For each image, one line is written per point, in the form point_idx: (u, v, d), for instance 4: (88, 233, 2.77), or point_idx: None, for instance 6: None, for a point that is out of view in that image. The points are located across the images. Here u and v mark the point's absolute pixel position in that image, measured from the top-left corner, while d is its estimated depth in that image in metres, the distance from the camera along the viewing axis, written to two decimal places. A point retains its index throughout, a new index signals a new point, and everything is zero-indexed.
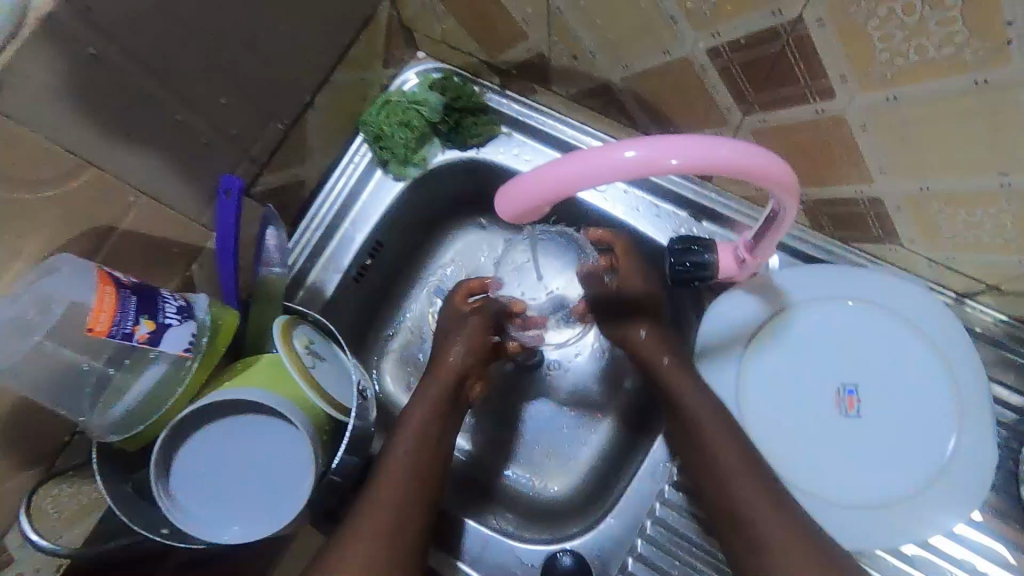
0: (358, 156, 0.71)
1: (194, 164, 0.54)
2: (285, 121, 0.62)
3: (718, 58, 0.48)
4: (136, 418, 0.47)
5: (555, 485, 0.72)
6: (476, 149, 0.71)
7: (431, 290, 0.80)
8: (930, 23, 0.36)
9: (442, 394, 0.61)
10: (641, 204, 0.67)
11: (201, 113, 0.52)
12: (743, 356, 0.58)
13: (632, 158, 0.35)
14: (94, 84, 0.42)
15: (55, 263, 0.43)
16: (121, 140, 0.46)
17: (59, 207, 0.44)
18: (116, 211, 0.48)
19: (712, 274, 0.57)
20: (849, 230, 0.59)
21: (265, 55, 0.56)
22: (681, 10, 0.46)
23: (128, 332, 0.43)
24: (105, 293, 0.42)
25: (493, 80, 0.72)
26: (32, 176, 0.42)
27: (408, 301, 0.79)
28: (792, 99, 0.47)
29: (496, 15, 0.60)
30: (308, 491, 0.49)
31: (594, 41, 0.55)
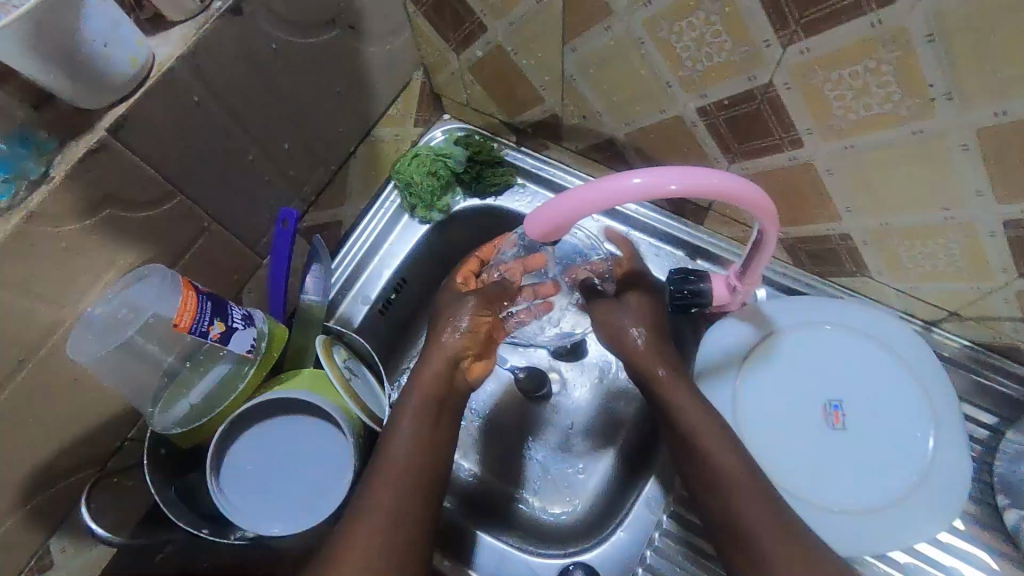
0: (389, 203, 0.80)
1: (258, 199, 0.62)
2: (331, 167, 0.71)
3: (706, 115, 0.58)
4: (196, 413, 0.53)
5: (563, 509, 0.74)
6: (494, 198, 0.80)
7: None
8: (872, 86, 0.46)
9: None
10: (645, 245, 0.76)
11: (268, 156, 0.61)
12: (739, 375, 0.65)
13: (639, 183, 0.44)
14: (194, 126, 0.51)
15: (145, 271, 0.50)
16: (206, 175, 0.55)
17: (152, 226, 0.52)
18: (191, 234, 0.56)
19: (707, 300, 0.65)
20: (826, 266, 0.67)
21: (321, 110, 0.65)
22: (675, 77, 0.56)
23: (204, 331, 0.50)
24: (188, 295, 0.49)
25: (511, 138, 0.82)
26: (137, 199, 0.49)
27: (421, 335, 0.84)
28: (769, 148, 0.57)
29: (517, 82, 0.70)
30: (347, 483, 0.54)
31: (601, 103, 0.65)
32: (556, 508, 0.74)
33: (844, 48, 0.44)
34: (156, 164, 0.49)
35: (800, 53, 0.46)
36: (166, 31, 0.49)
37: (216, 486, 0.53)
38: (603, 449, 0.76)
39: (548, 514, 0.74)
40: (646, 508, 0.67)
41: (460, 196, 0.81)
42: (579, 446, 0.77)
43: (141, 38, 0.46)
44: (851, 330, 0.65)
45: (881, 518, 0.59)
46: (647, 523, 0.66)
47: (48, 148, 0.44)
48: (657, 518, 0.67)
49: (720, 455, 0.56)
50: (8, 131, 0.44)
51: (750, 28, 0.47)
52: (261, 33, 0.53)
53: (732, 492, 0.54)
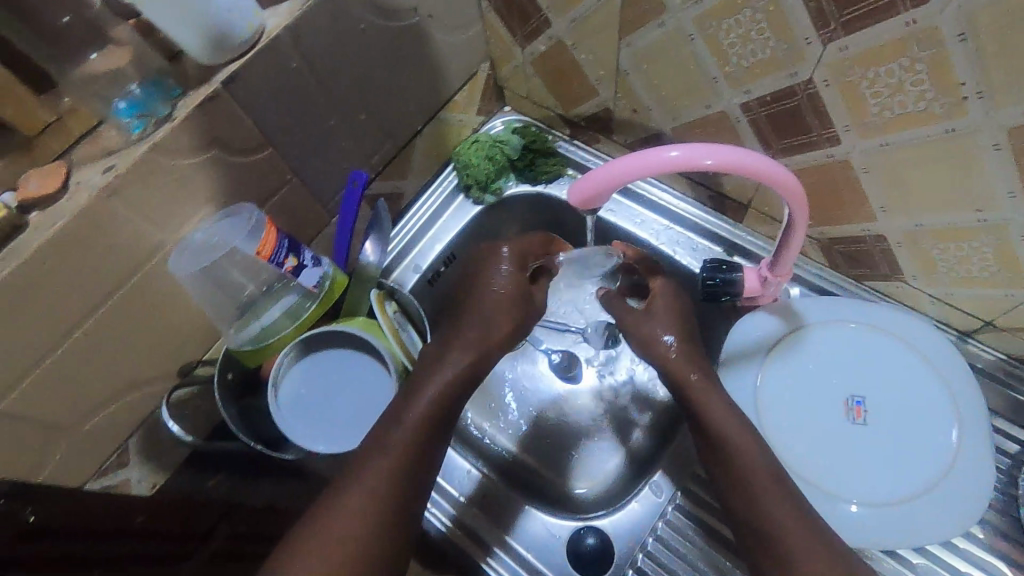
0: (447, 182, 0.88)
1: (334, 161, 0.69)
2: (399, 142, 0.79)
3: (749, 111, 0.61)
4: (262, 337, 0.61)
5: (578, 486, 0.78)
6: (544, 185, 0.86)
7: None
8: (906, 84, 0.48)
9: None
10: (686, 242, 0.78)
11: (347, 123, 0.68)
12: (763, 364, 0.67)
13: (676, 156, 0.48)
14: (290, 88, 0.59)
15: (237, 208, 0.59)
16: (294, 133, 0.62)
17: (245, 171, 0.60)
18: (275, 184, 0.64)
19: (739, 291, 0.68)
20: (861, 268, 0.69)
21: (396, 89, 0.73)
22: (721, 73, 0.60)
23: (280, 263, 0.57)
24: (270, 230, 0.57)
25: (564, 131, 0.88)
26: (236, 145, 0.57)
27: None
28: (808, 145, 0.60)
29: (575, 76, 0.76)
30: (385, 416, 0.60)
31: (651, 98, 0.70)
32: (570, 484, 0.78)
33: (880, 46, 0.47)
34: (255, 116, 0.57)
35: (839, 50, 0.50)
36: (276, 7, 0.57)
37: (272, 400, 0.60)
38: (625, 433, 0.80)
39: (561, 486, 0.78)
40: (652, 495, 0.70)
41: (513, 181, 0.87)
42: (602, 430, 0.80)
43: (257, 9, 0.54)
44: (880, 331, 0.66)
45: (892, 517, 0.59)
46: (653, 508, 0.69)
47: (174, 94, 0.53)
48: (672, 493, 0.70)
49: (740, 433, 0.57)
50: (146, 79, 0.52)
51: (794, 27, 0.51)
52: (354, 15, 0.61)
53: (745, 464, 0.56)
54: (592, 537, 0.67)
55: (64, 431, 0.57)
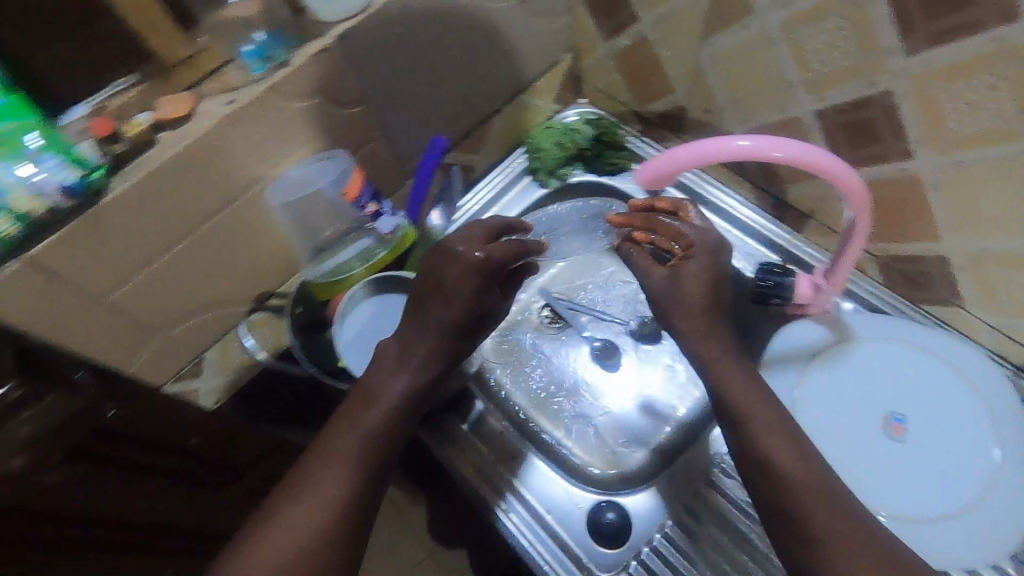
0: (517, 163, 0.92)
1: (417, 126, 0.75)
2: (478, 117, 0.83)
3: (822, 119, 0.63)
4: (336, 271, 0.71)
5: (606, 470, 0.78)
6: (609, 176, 0.90)
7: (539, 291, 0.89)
8: (988, 102, 0.49)
9: None
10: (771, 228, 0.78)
11: (435, 92, 0.74)
12: (805, 369, 0.68)
13: (743, 147, 0.51)
14: (392, 52, 0.64)
15: (329, 154, 0.66)
16: (388, 94, 0.68)
17: (340, 122, 0.65)
18: (364, 138, 0.69)
19: (791, 296, 0.70)
20: (918, 289, 0.69)
21: (484, 66, 0.77)
22: (800, 78, 0.62)
23: (362, 207, 0.68)
24: (356, 177, 0.67)
25: (636, 127, 0.90)
26: (338, 97, 0.63)
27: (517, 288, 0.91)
28: (879, 157, 0.60)
29: (654, 72, 0.79)
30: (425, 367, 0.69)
31: (726, 99, 0.72)
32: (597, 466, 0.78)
33: (966, 60, 0.48)
34: (358, 73, 0.63)
35: (922, 63, 0.51)
36: None
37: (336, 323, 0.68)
38: (658, 427, 0.80)
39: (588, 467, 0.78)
40: (671, 484, 0.75)
41: (579, 170, 0.91)
42: (637, 420, 0.81)
43: None
44: (929, 354, 0.66)
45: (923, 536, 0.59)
46: (670, 497, 0.74)
47: (292, 44, 0.60)
48: None
49: (756, 426, 0.56)
50: (272, 29, 0.60)
51: (879, 36, 0.52)
52: None
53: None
54: (612, 513, 0.71)
55: (153, 332, 0.64)
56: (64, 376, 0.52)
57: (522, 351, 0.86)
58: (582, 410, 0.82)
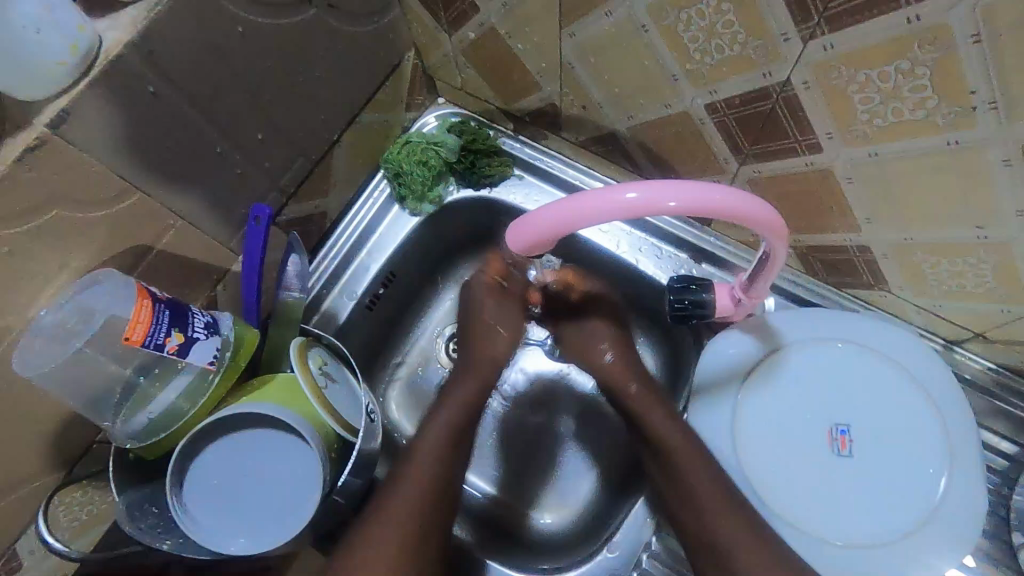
0: (378, 192, 0.77)
1: (228, 196, 0.57)
2: (312, 156, 0.66)
3: (715, 113, 0.52)
4: (159, 425, 0.50)
5: (545, 514, 0.73)
6: (488, 189, 0.76)
7: (442, 322, 0.84)
8: (904, 89, 0.40)
9: (480, 393, 0.64)
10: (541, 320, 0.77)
11: (239, 147, 0.56)
12: (740, 392, 0.61)
13: (633, 199, 0.40)
14: (151, 118, 0.46)
15: (98, 276, 0.47)
16: (166, 172, 0.50)
17: (107, 226, 0.48)
18: (154, 233, 0.52)
19: (710, 312, 0.61)
20: (841, 276, 0.63)
21: (301, 97, 0.60)
22: (682, 70, 0.50)
23: (160, 343, 0.47)
24: (143, 306, 0.46)
25: (508, 126, 0.77)
26: (85, 200, 0.45)
27: (418, 329, 0.84)
28: (783, 152, 0.51)
29: (513, 67, 0.65)
30: (294, 529, 0.51)
31: (601, 93, 0.60)
32: (550, 509, 0.73)
33: (874, 43, 0.38)
34: (103, 162, 0.45)
35: (823, 49, 0.41)
36: (117, 11, 0.43)
37: (176, 477, 0.51)
38: (595, 453, 0.75)
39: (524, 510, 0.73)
40: (609, 555, 0.63)
41: (453, 186, 0.77)
42: (571, 447, 0.75)
43: (83, 21, 0.40)
44: (863, 348, 0.60)
45: (872, 566, 0.55)
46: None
47: None
48: (646, 541, 0.64)
49: None
50: None
51: (767, 20, 0.41)
52: (225, 15, 0.47)
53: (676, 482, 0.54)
54: None
55: None
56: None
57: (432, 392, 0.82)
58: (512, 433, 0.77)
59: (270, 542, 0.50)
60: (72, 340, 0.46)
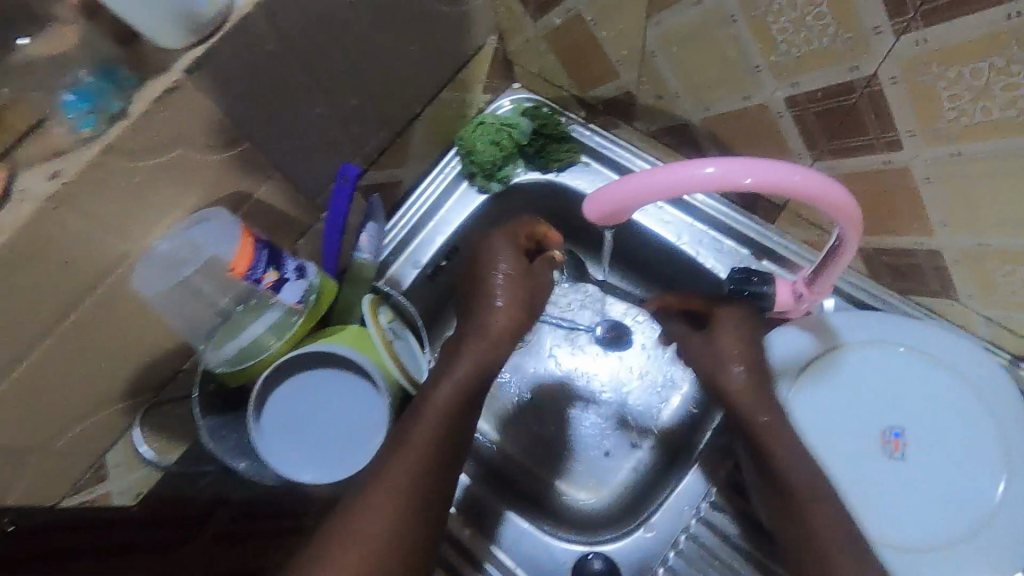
0: (449, 168, 0.80)
1: (320, 154, 0.62)
2: (396, 126, 0.70)
3: (794, 106, 0.53)
4: (243, 356, 0.55)
5: (581, 493, 0.75)
6: (556, 173, 0.78)
7: None
8: (995, 87, 0.40)
9: None
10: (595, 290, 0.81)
11: (336, 110, 0.60)
12: (793, 386, 0.61)
13: (711, 174, 0.42)
14: (267, 74, 0.51)
15: (207, 214, 0.51)
16: (273, 126, 0.55)
17: (219, 169, 0.53)
18: (255, 181, 0.57)
19: (770, 305, 0.62)
20: (907, 281, 0.62)
21: (394, 69, 0.64)
22: (766, 61, 0.51)
23: (258, 278, 0.51)
24: (245, 242, 0.50)
25: (580, 113, 0.80)
26: (204, 142, 0.50)
27: None
28: (861, 149, 0.52)
29: (594, 55, 0.67)
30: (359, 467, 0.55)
31: (679, 83, 0.61)
32: (584, 488, 0.75)
33: (969, 39, 0.39)
34: (223, 110, 0.50)
35: (915, 44, 0.42)
36: None
37: (255, 407, 0.55)
38: (636, 441, 0.77)
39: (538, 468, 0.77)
40: (647, 535, 0.64)
41: (522, 168, 0.80)
42: (613, 433, 0.78)
43: None
44: (924, 355, 0.60)
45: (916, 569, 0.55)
46: (647, 553, 0.64)
47: (129, 84, 0.45)
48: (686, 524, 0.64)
49: None
50: (98, 65, 0.45)
51: (860, 13, 0.43)
52: None
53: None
54: (599, 563, 0.63)
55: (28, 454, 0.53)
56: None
57: None
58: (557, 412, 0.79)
59: (336, 474, 0.55)
60: (187, 264, 0.51)
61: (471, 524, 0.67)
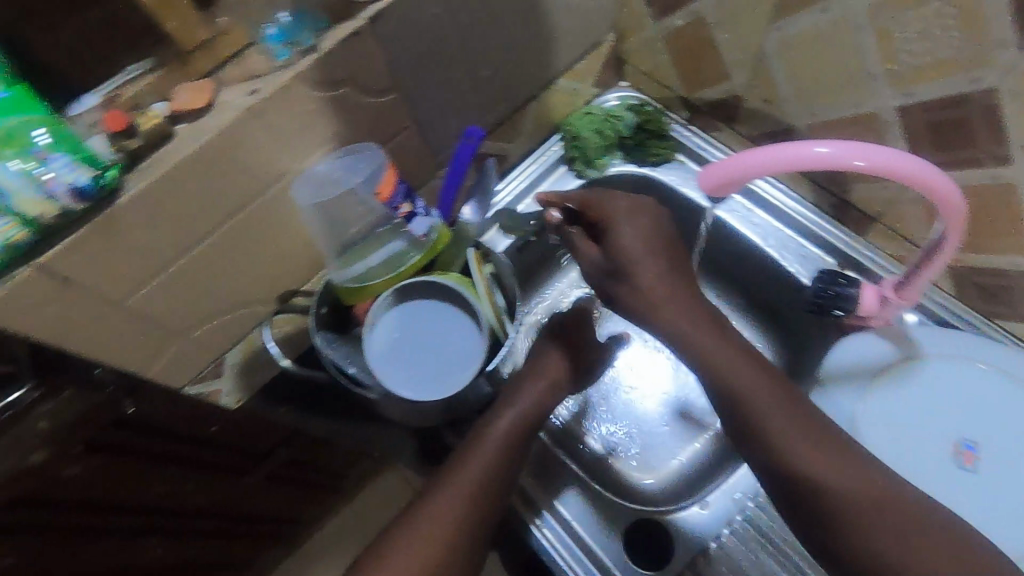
0: (551, 150, 0.85)
1: (450, 116, 0.69)
2: (515, 103, 0.77)
3: (905, 116, 0.56)
4: (366, 275, 0.65)
5: (639, 475, 0.79)
6: (651, 167, 0.83)
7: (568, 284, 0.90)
8: None
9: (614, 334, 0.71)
10: (665, 273, 0.88)
11: (472, 76, 0.67)
12: (867, 388, 0.63)
13: (822, 152, 0.49)
14: (427, 34, 0.58)
15: (360, 147, 0.62)
16: (420, 82, 0.62)
17: (372, 112, 0.60)
18: (396, 129, 0.64)
19: (854, 307, 0.64)
20: (995, 304, 0.63)
21: (525, 49, 0.71)
22: (884, 70, 0.55)
23: (396, 206, 0.62)
24: (390, 174, 0.61)
25: (682, 114, 0.84)
26: (368, 85, 0.57)
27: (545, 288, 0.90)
28: (968, 162, 0.54)
29: (709, 56, 0.72)
30: (453, 391, 0.63)
31: (791, 88, 0.65)
32: (639, 471, 0.79)
33: None
34: (388, 59, 0.57)
35: None
36: None
37: (370, 324, 0.64)
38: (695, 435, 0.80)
39: (585, 449, 0.81)
40: (700, 512, 0.68)
41: (619, 159, 0.84)
42: (674, 424, 0.81)
43: None
44: (1008, 375, 0.60)
45: None
46: (699, 526, 0.67)
47: (320, 26, 0.53)
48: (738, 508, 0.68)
49: None
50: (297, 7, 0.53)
51: (988, 27, 0.46)
52: None
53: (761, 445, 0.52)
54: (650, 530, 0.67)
55: (173, 335, 0.61)
56: (83, 373, 0.53)
57: None
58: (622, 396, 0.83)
59: (430, 393, 0.62)
60: (343, 185, 0.61)
61: (535, 482, 0.72)
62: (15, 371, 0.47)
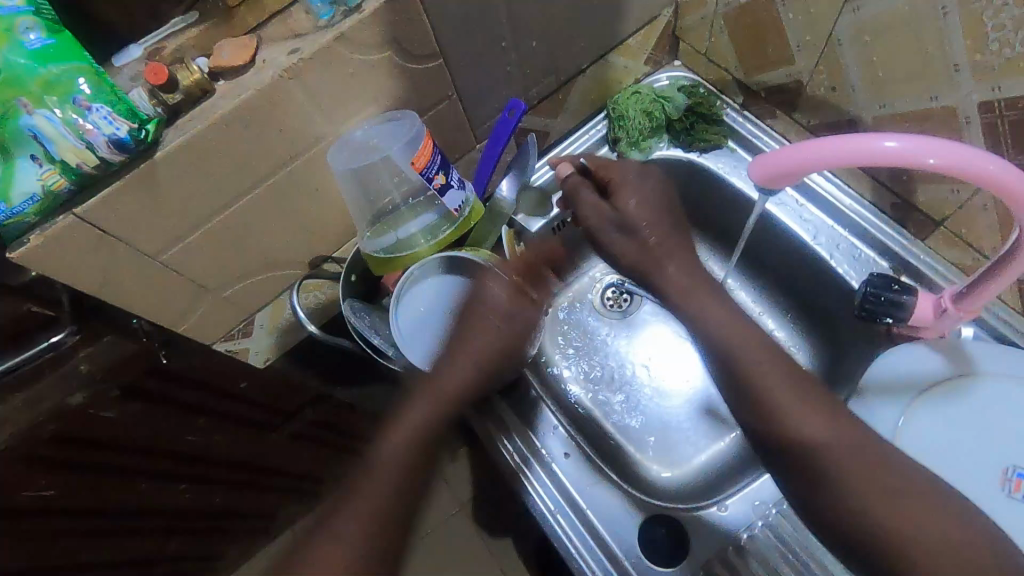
0: (595, 130, 0.82)
1: (493, 87, 0.66)
2: (562, 77, 0.74)
3: (988, 113, 0.52)
4: (397, 247, 0.65)
5: (659, 468, 0.77)
6: (699, 153, 0.79)
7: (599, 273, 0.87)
8: None
9: None
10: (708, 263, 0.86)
11: (519, 47, 0.65)
12: (913, 402, 0.59)
13: (893, 147, 0.45)
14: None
15: (398, 114, 0.60)
16: (464, 50, 0.60)
17: (414, 79, 0.58)
18: (438, 97, 0.62)
19: (906, 315, 0.61)
20: None
21: (577, 21, 0.68)
22: (969, 60, 0.50)
23: (430, 177, 0.60)
24: (427, 143, 0.59)
25: (737, 99, 0.80)
26: (411, 52, 0.56)
27: (575, 275, 0.87)
28: None
29: (772, 36, 0.67)
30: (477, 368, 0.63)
31: (860, 76, 0.61)
32: (659, 464, 0.77)
33: None
34: (434, 24, 0.55)
35: None
36: None
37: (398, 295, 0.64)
38: (720, 433, 0.78)
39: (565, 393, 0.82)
40: (717, 513, 0.67)
41: (665, 143, 0.80)
42: (700, 420, 0.79)
43: None
44: None
45: None
46: (716, 527, 0.66)
47: None
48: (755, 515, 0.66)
49: None
50: None
51: None
52: None
53: (805, 451, 0.50)
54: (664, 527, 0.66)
55: (207, 292, 0.62)
56: (122, 322, 0.54)
57: (577, 334, 0.85)
58: (647, 388, 0.82)
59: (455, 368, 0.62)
60: (382, 150, 0.59)
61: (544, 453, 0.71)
62: (58, 313, 0.49)
